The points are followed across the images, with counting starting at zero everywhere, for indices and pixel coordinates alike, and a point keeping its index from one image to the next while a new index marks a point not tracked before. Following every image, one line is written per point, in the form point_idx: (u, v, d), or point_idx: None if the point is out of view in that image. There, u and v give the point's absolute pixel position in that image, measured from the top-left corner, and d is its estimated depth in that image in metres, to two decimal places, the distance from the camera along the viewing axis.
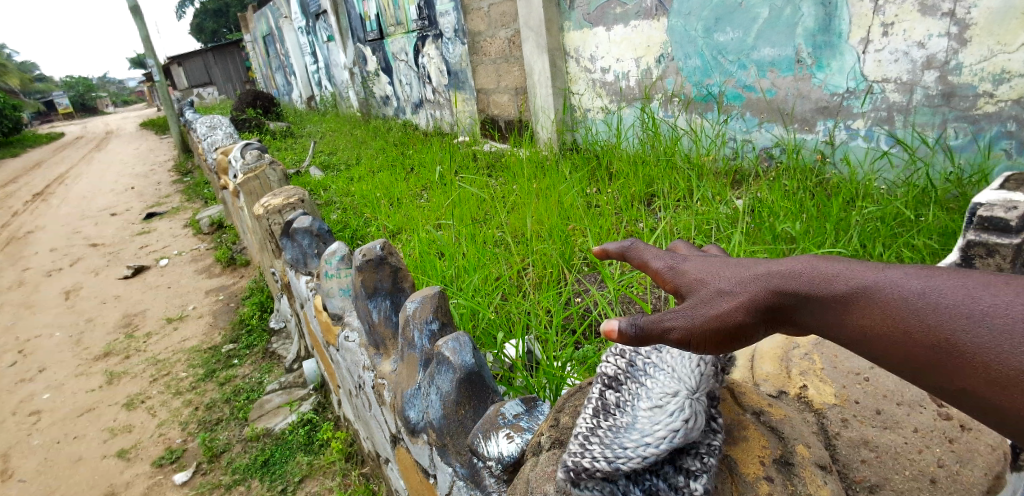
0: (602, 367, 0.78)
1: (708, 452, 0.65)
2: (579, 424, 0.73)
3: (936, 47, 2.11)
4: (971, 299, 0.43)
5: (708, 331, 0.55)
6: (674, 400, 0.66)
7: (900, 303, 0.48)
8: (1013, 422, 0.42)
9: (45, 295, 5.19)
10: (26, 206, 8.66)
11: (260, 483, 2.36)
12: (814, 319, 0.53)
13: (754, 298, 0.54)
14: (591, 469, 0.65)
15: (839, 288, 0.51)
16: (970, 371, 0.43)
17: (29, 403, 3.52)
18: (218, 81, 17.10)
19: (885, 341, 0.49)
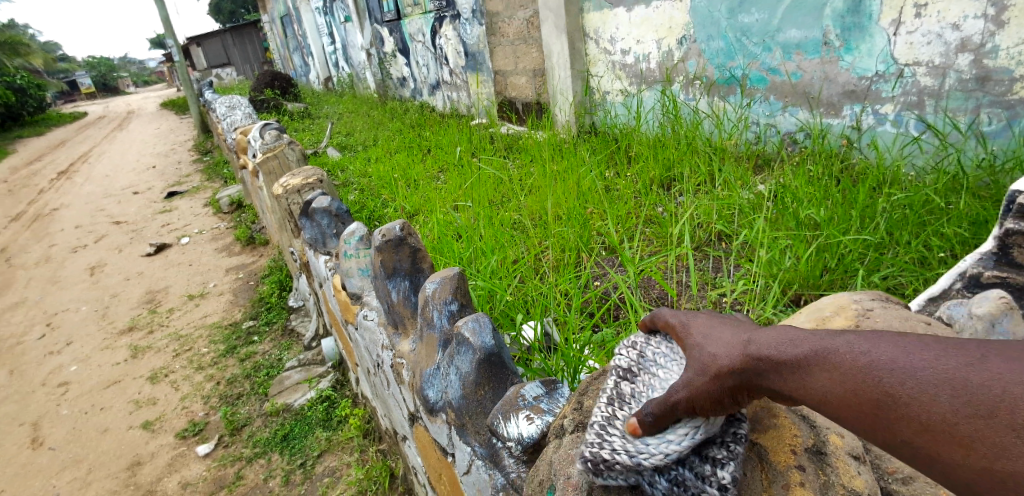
0: (614, 360, 0.77)
1: (734, 440, 0.64)
2: (594, 413, 0.72)
3: (971, 29, 2.02)
4: (909, 360, 0.50)
5: (703, 397, 0.61)
6: None
7: (849, 361, 0.53)
8: (947, 469, 0.47)
9: (71, 271, 5.31)
10: (51, 184, 8.85)
11: (280, 457, 2.41)
12: (781, 385, 0.57)
13: (737, 365, 0.59)
14: (611, 460, 0.64)
15: (798, 352, 0.57)
16: (910, 421, 0.48)
17: (57, 375, 3.63)
18: (236, 62, 17.16)
19: (836, 399, 0.53)
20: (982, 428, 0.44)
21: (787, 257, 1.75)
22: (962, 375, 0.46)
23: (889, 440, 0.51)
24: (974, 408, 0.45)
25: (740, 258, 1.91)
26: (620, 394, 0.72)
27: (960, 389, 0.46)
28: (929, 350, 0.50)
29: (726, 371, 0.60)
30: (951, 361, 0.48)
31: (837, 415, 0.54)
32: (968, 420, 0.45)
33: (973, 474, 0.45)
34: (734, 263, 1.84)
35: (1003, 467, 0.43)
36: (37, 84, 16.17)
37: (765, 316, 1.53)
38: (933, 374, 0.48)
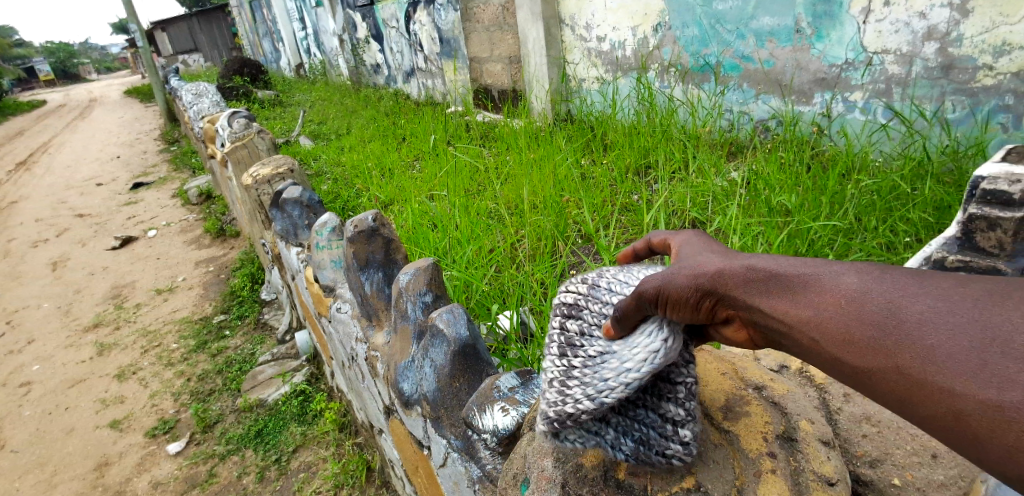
0: (562, 296, 0.73)
1: (688, 396, 0.63)
2: (549, 367, 0.68)
3: (938, 18, 2.05)
4: (907, 299, 0.48)
5: (678, 289, 0.58)
6: (651, 319, 0.62)
7: (847, 291, 0.51)
8: (932, 404, 0.44)
9: (32, 266, 5.11)
10: (8, 176, 8.48)
11: (254, 453, 2.37)
12: (763, 297, 0.55)
13: (725, 270, 0.57)
14: (576, 414, 0.62)
15: (794, 270, 0.55)
16: (908, 348, 0.46)
17: (19, 375, 3.50)
18: (203, 48, 16.62)
19: (820, 327, 0.51)
20: (986, 358, 0.42)
21: (760, 243, 1.76)
22: (957, 317, 0.45)
23: (874, 371, 0.48)
24: (984, 338, 0.43)
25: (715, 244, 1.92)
26: (567, 337, 0.69)
27: (950, 330, 0.44)
28: (927, 291, 0.48)
29: (712, 274, 0.58)
30: (949, 303, 0.46)
31: (814, 346, 0.52)
32: (954, 359, 0.43)
33: (941, 415, 0.44)
34: None
35: (1001, 397, 0.40)
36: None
37: None
38: (929, 313, 0.46)
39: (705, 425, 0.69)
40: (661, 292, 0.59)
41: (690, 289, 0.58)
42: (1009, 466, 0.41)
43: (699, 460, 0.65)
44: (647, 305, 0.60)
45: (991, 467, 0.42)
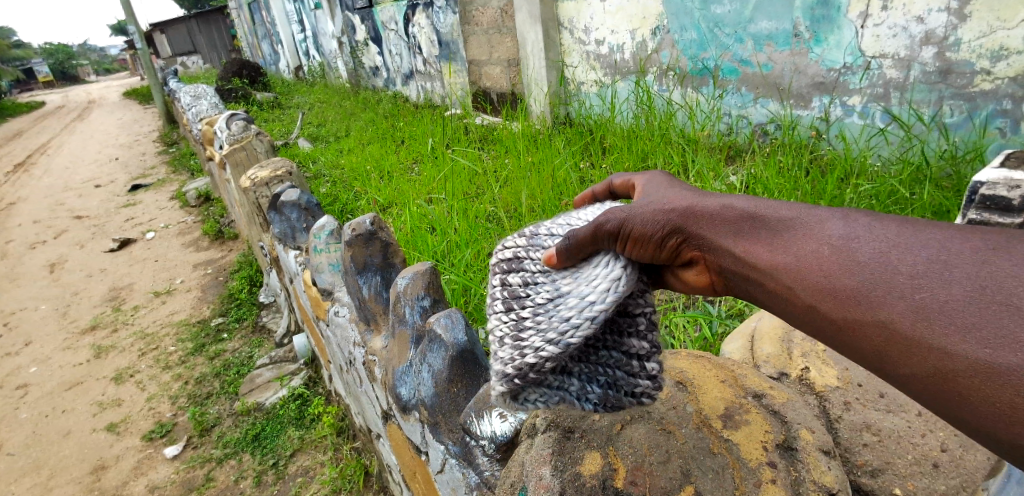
0: (501, 260, 0.79)
1: (647, 332, 0.69)
2: (500, 327, 0.71)
3: (935, 22, 2.06)
4: (898, 250, 0.52)
5: (643, 222, 0.66)
6: (601, 263, 0.69)
7: (837, 236, 0.56)
8: (918, 360, 0.47)
9: (28, 268, 5.10)
10: (6, 177, 8.45)
11: (251, 457, 2.36)
12: (725, 236, 0.64)
13: (691, 209, 0.67)
14: (541, 361, 0.64)
15: (777, 213, 0.62)
16: (897, 304, 0.49)
17: (15, 377, 3.49)
18: (202, 50, 16.61)
19: (800, 272, 0.57)
20: (977, 315, 0.44)
21: None
22: (949, 272, 0.48)
23: (860, 325, 0.51)
24: (981, 298, 0.45)
25: None
26: (509, 294, 0.74)
27: (944, 286, 0.47)
28: (919, 243, 0.51)
29: (680, 213, 0.67)
30: (940, 257, 0.49)
31: (799, 289, 0.57)
32: (950, 318, 0.45)
33: (928, 372, 0.46)
34: None
35: (989, 355, 0.42)
36: None
37: (737, 307, 1.48)
38: (920, 265, 0.49)
39: (705, 434, 0.68)
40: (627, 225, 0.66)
41: (654, 222, 0.66)
42: (994, 425, 0.43)
43: (699, 470, 0.64)
44: (607, 237, 0.68)
45: (972, 427, 0.44)
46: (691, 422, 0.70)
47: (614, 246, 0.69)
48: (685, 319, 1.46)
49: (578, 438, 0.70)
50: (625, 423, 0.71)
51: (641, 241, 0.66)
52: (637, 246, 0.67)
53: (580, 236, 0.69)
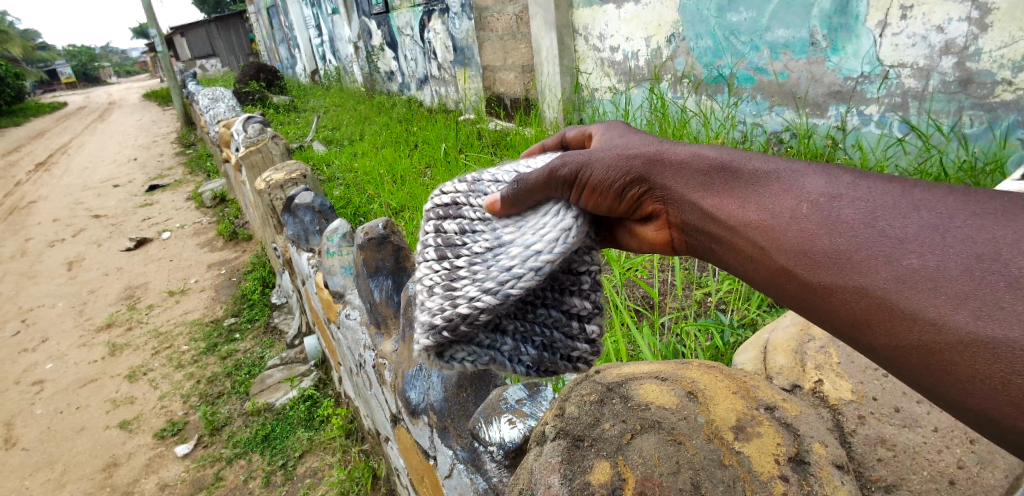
0: (436, 211, 0.87)
1: (584, 293, 0.80)
2: (434, 275, 0.77)
3: (955, 32, 2.03)
4: (885, 211, 0.53)
5: (605, 166, 0.72)
6: (546, 217, 0.77)
7: (821, 194, 0.58)
8: (903, 331, 0.48)
9: (48, 266, 5.19)
10: (29, 176, 8.63)
11: (260, 457, 2.37)
12: (684, 184, 0.69)
13: (655, 156, 0.72)
14: (477, 309, 0.71)
15: (752, 164, 0.65)
16: (886, 273, 0.50)
17: (32, 373, 3.55)
18: (220, 53, 16.85)
19: (775, 232, 0.59)
20: (970, 284, 0.45)
21: None
22: (940, 238, 0.49)
23: (842, 291, 0.53)
24: (975, 268, 0.46)
25: None
26: (446, 241, 0.81)
27: (935, 253, 0.48)
28: (910, 206, 0.53)
29: (642, 160, 0.72)
30: (930, 220, 0.51)
31: (776, 250, 0.59)
32: (942, 288, 0.47)
33: (914, 346, 0.48)
34: None
35: (978, 327, 0.43)
36: (16, 73, 15.83)
37: (750, 317, 1.46)
38: (910, 229, 0.51)
39: (716, 445, 0.67)
40: (582, 170, 0.74)
41: (612, 169, 0.72)
42: (977, 399, 0.44)
43: (710, 481, 0.63)
44: (562, 183, 0.76)
45: (959, 401, 0.46)
46: (702, 433, 0.68)
47: (571, 194, 0.76)
48: (697, 328, 1.45)
49: (588, 446, 0.69)
50: (636, 431, 0.69)
51: (598, 187, 0.73)
52: (592, 192, 0.74)
53: (533, 180, 0.77)
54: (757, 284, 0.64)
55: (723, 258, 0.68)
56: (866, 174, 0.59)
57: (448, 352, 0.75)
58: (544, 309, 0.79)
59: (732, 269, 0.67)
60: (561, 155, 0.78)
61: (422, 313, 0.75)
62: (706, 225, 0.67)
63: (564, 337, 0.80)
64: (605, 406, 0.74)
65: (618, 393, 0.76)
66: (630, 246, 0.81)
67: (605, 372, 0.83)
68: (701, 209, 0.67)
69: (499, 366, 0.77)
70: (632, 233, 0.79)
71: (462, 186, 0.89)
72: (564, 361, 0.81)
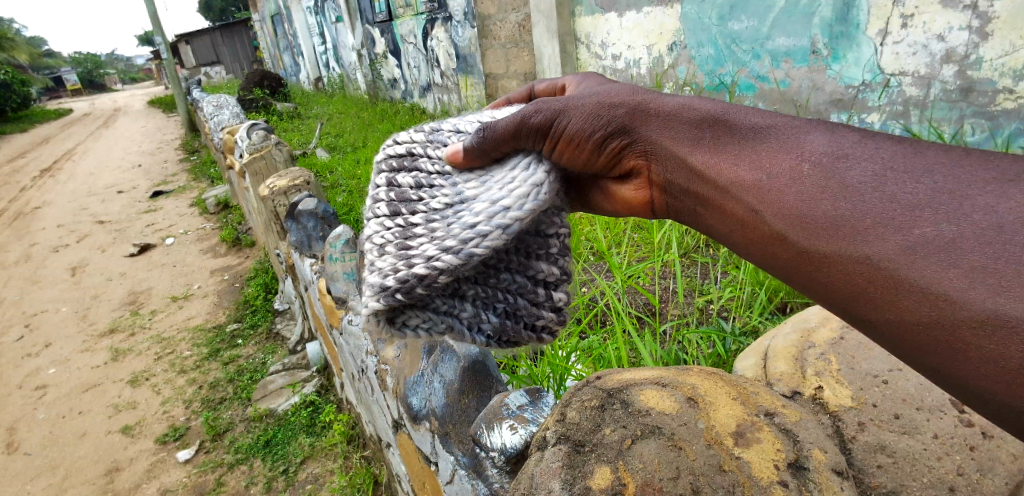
0: (390, 163, 0.86)
1: (551, 258, 0.82)
2: (389, 236, 0.78)
3: (956, 40, 2.04)
4: (895, 175, 0.54)
5: (586, 115, 0.73)
6: (513, 173, 0.76)
7: (824, 154, 0.59)
8: (914, 307, 0.49)
9: (52, 271, 5.22)
10: (34, 182, 8.68)
11: (262, 463, 2.37)
12: (668, 136, 0.71)
13: (638, 106, 0.73)
14: (434, 272, 0.72)
15: (748, 119, 0.67)
16: (900, 244, 0.50)
17: (35, 377, 3.56)
18: (225, 61, 16.98)
19: (774, 195, 0.61)
20: (987, 256, 0.46)
21: None
22: (960, 207, 0.49)
23: (848, 259, 0.54)
24: (994, 239, 0.46)
25: (728, 264, 1.76)
26: (401, 196, 0.81)
27: (953, 222, 0.49)
28: (924, 172, 0.53)
29: (624, 110, 0.73)
30: (943, 185, 0.52)
31: (772, 214, 0.61)
32: (957, 260, 0.47)
33: (927, 323, 0.48)
34: (721, 267, 1.72)
35: (995, 302, 0.44)
36: (22, 79, 15.93)
37: (751, 324, 1.46)
38: (922, 194, 0.52)
39: (716, 450, 0.67)
40: (558, 119, 0.74)
41: (589, 118, 0.73)
42: (991, 376, 0.45)
43: (709, 486, 0.63)
44: (533, 132, 0.75)
45: (970, 380, 0.46)
46: (702, 438, 0.69)
47: (543, 145, 0.77)
48: (699, 336, 1.45)
49: (589, 452, 0.70)
50: (636, 437, 0.69)
51: (574, 138, 0.74)
52: (567, 143, 0.74)
53: (503, 128, 0.76)
54: (750, 248, 0.66)
55: (710, 219, 0.70)
56: (867, 134, 0.60)
57: (402, 318, 0.79)
58: (508, 274, 0.81)
59: (717, 228, 0.70)
60: (534, 102, 0.77)
61: (375, 274, 0.76)
62: (693, 182, 0.70)
63: (529, 304, 0.82)
64: (607, 412, 0.74)
65: (619, 398, 0.76)
66: (603, 204, 0.84)
67: (606, 377, 0.83)
68: (687, 164, 0.69)
69: (457, 332, 0.81)
70: (609, 190, 0.82)
71: (419, 134, 0.89)
72: (528, 331, 0.83)
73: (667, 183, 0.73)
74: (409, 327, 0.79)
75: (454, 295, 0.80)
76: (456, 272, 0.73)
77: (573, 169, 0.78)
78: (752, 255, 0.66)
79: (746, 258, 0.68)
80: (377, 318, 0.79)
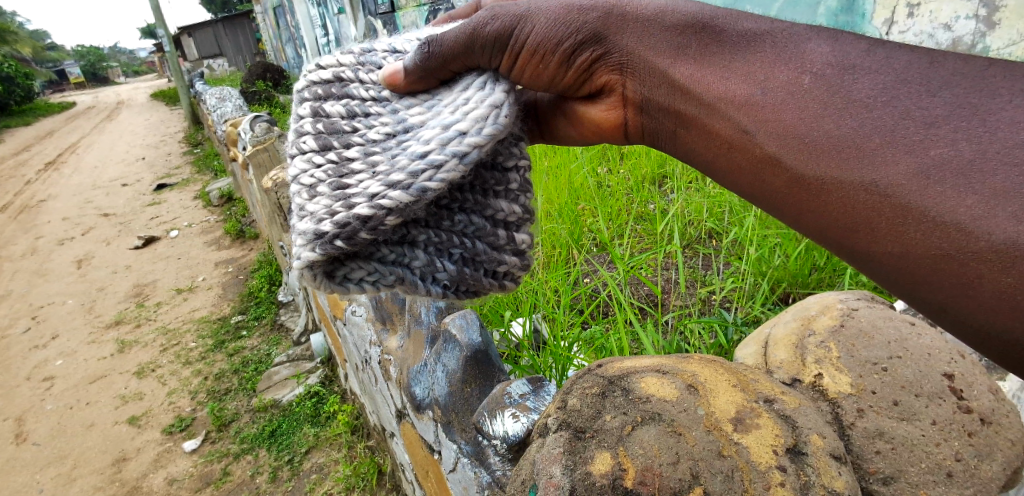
0: (314, 90, 0.83)
1: (505, 194, 0.82)
2: (323, 176, 0.75)
3: (963, 29, 1.82)
4: (910, 87, 0.55)
5: (555, 23, 0.75)
6: (461, 97, 0.75)
7: (830, 65, 0.60)
8: (927, 239, 0.51)
9: (57, 264, 5.25)
10: (38, 176, 8.70)
11: (267, 453, 2.40)
12: (642, 44, 0.73)
13: (605, 13, 0.74)
14: (381, 213, 0.70)
15: (739, 24, 0.67)
16: (910, 167, 0.52)
17: (43, 369, 3.59)
18: (228, 54, 16.95)
19: (776, 115, 0.62)
20: (1005, 181, 0.48)
21: (777, 254, 1.62)
22: (983, 123, 0.51)
23: (854, 180, 0.56)
24: (1010, 157, 0.49)
25: (731, 255, 1.76)
26: (333, 128, 0.79)
27: (971, 140, 0.50)
28: (940, 84, 0.54)
29: (593, 16, 0.74)
30: (961, 99, 0.53)
31: (766, 135, 0.63)
32: (977, 185, 0.49)
33: (937, 256, 0.51)
34: (724, 258, 1.72)
35: (1010, 230, 0.47)
36: (25, 73, 15.93)
37: (753, 314, 1.47)
38: (939, 110, 0.53)
39: (715, 436, 0.68)
40: (518, 27, 0.76)
41: (555, 25, 0.75)
42: (998, 307, 0.49)
43: (709, 471, 0.64)
44: (489, 45, 0.76)
45: (974, 311, 0.51)
46: (701, 424, 0.69)
47: (500, 60, 0.78)
48: (701, 326, 1.46)
49: (589, 438, 0.71)
50: (636, 423, 0.70)
51: (539, 49, 0.76)
52: (529, 57, 0.77)
53: (455, 40, 0.76)
54: (738, 174, 0.68)
55: (693, 140, 0.73)
56: (878, 42, 0.60)
57: (344, 271, 0.77)
58: (463, 215, 0.80)
59: (705, 149, 0.72)
60: (488, 11, 0.78)
61: (309, 219, 0.74)
62: (674, 98, 0.72)
63: (488, 248, 0.82)
64: (607, 399, 0.75)
65: (619, 386, 0.76)
66: (569, 125, 0.90)
67: (606, 365, 0.82)
68: (668, 78, 0.71)
69: (409, 284, 0.79)
70: (577, 110, 0.87)
71: (346, 56, 0.85)
72: (488, 279, 0.83)
73: (644, 101, 0.76)
74: (352, 281, 0.78)
75: (404, 243, 0.78)
76: (406, 212, 0.71)
77: (538, 85, 0.81)
78: (739, 181, 0.69)
79: (732, 184, 0.71)
80: (313, 273, 0.76)
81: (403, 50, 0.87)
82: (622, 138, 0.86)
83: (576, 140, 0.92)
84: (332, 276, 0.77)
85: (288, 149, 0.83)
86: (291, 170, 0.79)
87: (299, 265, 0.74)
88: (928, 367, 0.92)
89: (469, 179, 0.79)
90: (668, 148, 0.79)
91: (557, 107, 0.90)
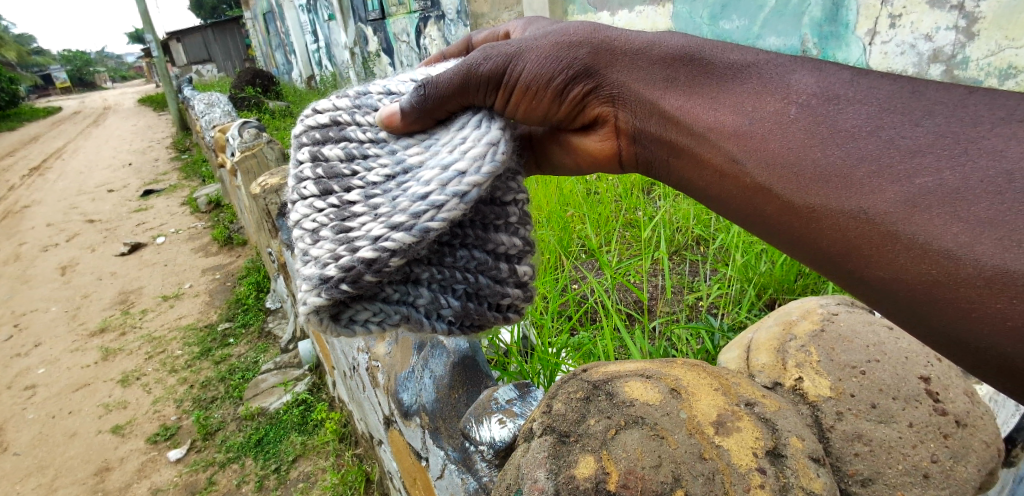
0: (310, 134, 0.82)
1: (505, 227, 0.82)
2: (325, 221, 0.75)
3: (943, 40, 1.86)
4: (893, 117, 0.57)
5: (545, 61, 0.76)
6: (457, 136, 0.76)
7: (814, 95, 0.62)
8: (916, 266, 0.52)
9: (41, 270, 5.18)
10: (23, 181, 8.60)
11: (253, 462, 2.37)
12: (633, 80, 0.75)
13: (592, 52, 0.76)
14: (384, 256, 0.70)
15: (727, 57, 0.70)
16: (898, 194, 0.53)
17: (24, 377, 3.54)
18: (216, 59, 16.84)
19: (766, 145, 0.63)
20: (989, 211, 0.48)
21: (762, 261, 1.64)
22: (965, 150, 0.52)
23: (845, 208, 0.56)
24: (989, 185, 0.49)
25: (717, 261, 1.78)
26: (330, 173, 0.78)
27: (955, 169, 0.51)
28: (923, 114, 0.56)
29: (583, 55, 0.76)
30: (944, 128, 0.54)
31: (756, 164, 0.64)
32: (963, 214, 0.49)
33: (930, 282, 0.51)
34: (711, 264, 1.73)
35: (998, 259, 0.47)
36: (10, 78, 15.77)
37: (739, 320, 1.49)
38: (922, 138, 0.54)
39: (697, 439, 0.68)
40: (510, 66, 0.77)
41: (547, 60, 0.76)
42: (990, 333, 0.48)
43: (690, 474, 0.65)
44: (483, 84, 0.77)
45: (965, 337, 0.50)
46: (683, 428, 0.70)
47: (496, 97, 0.78)
48: (688, 331, 1.47)
49: (574, 442, 0.71)
50: (620, 427, 0.70)
51: (532, 86, 0.76)
52: (524, 94, 0.77)
53: (450, 82, 0.76)
54: (732, 201, 0.69)
55: (686, 168, 0.74)
56: (861, 72, 0.63)
57: (350, 312, 0.77)
58: (464, 250, 0.80)
59: (699, 179, 0.73)
60: (480, 51, 0.78)
61: (313, 264, 0.74)
62: (665, 128, 0.74)
63: (491, 281, 0.82)
64: (592, 404, 0.75)
65: (604, 390, 0.77)
66: (566, 157, 0.90)
67: (591, 370, 0.83)
68: (659, 108, 0.73)
69: (414, 321, 0.79)
70: (572, 140, 0.87)
71: (343, 100, 0.85)
72: (493, 312, 0.85)
73: (637, 131, 0.78)
74: (358, 322, 0.78)
75: (407, 281, 0.78)
76: (409, 252, 0.72)
77: (533, 119, 0.82)
78: (733, 206, 0.70)
79: (726, 210, 0.71)
80: (319, 316, 0.77)
81: (399, 91, 0.86)
82: (617, 167, 0.87)
83: (572, 168, 0.92)
84: (338, 318, 0.78)
85: (288, 193, 0.82)
86: (292, 214, 0.79)
87: (306, 309, 0.74)
88: (904, 371, 0.93)
89: (469, 214, 0.79)
90: (662, 175, 0.80)
91: (554, 138, 0.89)
